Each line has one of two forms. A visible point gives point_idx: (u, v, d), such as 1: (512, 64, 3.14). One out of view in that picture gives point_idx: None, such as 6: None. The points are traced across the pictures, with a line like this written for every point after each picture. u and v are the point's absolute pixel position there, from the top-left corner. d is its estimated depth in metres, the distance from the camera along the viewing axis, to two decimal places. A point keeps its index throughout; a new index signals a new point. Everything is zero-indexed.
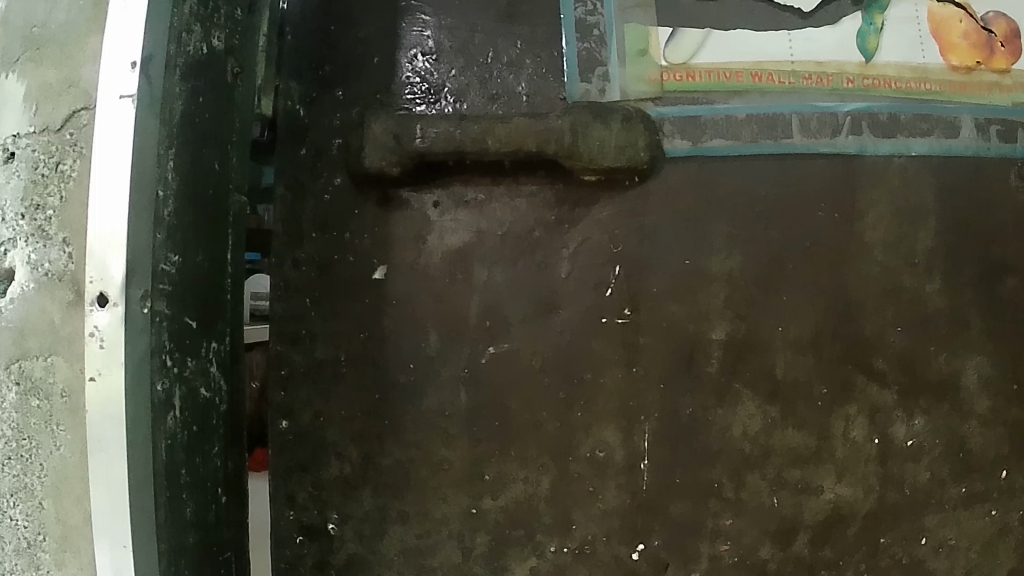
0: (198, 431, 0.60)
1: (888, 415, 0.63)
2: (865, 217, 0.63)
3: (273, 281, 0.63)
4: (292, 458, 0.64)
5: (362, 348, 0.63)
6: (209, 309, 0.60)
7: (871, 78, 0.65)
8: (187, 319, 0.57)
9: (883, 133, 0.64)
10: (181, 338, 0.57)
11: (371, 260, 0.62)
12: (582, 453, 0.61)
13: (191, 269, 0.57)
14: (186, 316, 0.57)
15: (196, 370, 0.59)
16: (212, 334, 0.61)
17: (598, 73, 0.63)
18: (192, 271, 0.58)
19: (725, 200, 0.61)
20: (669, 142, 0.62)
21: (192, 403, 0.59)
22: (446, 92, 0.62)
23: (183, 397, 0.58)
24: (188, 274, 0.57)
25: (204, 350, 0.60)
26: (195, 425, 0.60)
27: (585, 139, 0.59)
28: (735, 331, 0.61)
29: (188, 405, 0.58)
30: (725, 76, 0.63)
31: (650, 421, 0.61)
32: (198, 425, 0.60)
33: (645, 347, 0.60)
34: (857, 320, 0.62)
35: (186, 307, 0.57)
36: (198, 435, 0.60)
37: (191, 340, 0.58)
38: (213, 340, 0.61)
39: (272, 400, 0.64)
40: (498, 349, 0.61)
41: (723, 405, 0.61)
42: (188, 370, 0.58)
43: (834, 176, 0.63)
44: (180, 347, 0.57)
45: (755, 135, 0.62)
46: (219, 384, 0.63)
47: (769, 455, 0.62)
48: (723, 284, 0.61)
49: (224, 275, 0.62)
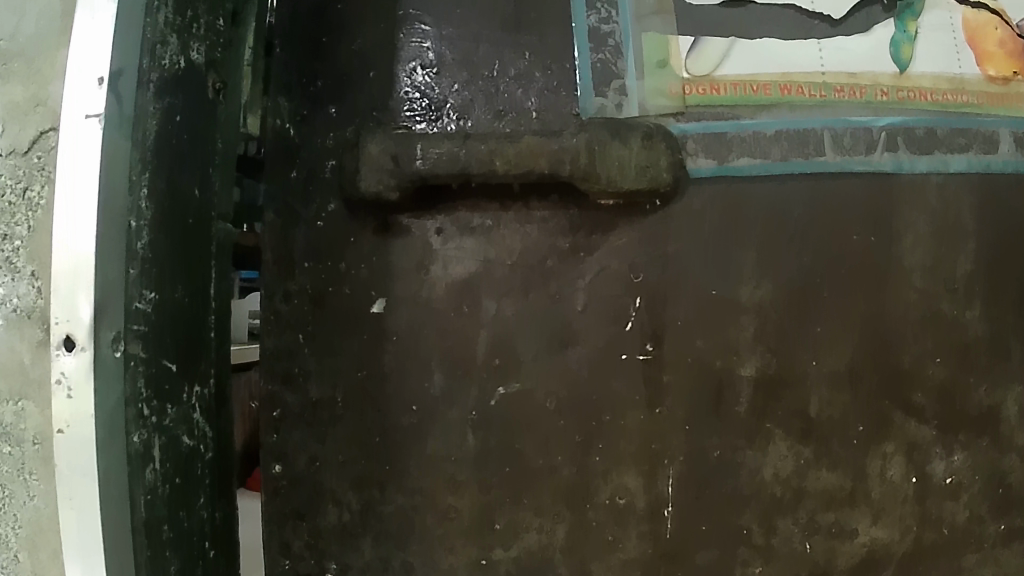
0: (182, 483, 0.55)
1: (926, 452, 0.59)
2: (903, 240, 0.58)
3: (263, 315, 0.58)
4: (287, 505, 0.58)
5: (360, 389, 0.57)
6: (190, 350, 0.55)
7: (906, 90, 0.60)
8: (167, 362, 0.52)
9: (919, 149, 0.59)
10: (161, 383, 0.51)
11: (369, 292, 0.57)
12: (601, 500, 0.56)
13: (170, 308, 0.52)
14: (164, 358, 0.52)
15: (177, 418, 0.54)
16: (194, 377, 0.56)
17: (614, 86, 0.58)
18: (171, 308, 0.52)
19: (754, 224, 0.57)
20: (693, 161, 0.57)
21: (174, 453, 0.54)
22: (449, 109, 0.57)
23: (163, 447, 0.52)
24: (166, 313, 0.51)
25: (186, 395, 0.55)
26: (177, 476, 0.54)
27: (602, 160, 0.53)
28: (767, 367, 0.56)
29: (168, 456, 0.53)
30: (752, 89, 0.58)
31: (674, 465, 0.56)
32: (181, 477, 0.55)
33: (669, 385, 0.56)
34: (894, 351, 0.58)
35: (165, 349, 0.52)
36: (181, 486, 0.55)
37: (171, 385, 0.53)
38: (195, 384, 0.56)
39: (263, 444, 0.58)
40: (509, 390, 0.56)
41: (753, 446, 0.56)
42: (168, 418, 0.53)
43: (870, 195, 0.58)
44: (160, 393, 0.51)
45: (785, 152, 0.58)
46: (203, 430, 0.57)
47: (802, 499, 0.57)
48: (753, 316, 0.56)
49: (207, 311, 0.57)
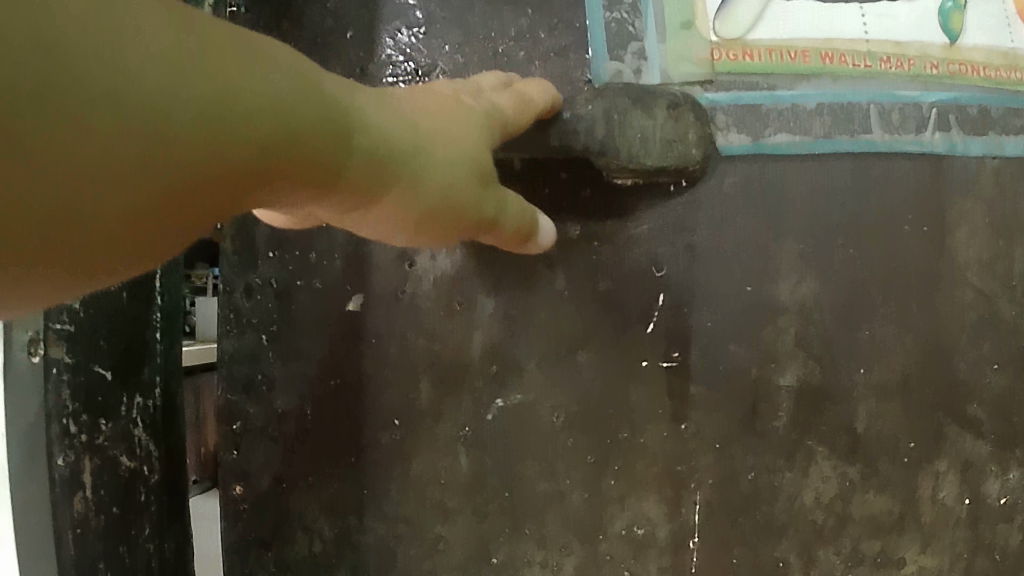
0: (121, 513, 0.44)
1: (981, 470, 0.50)
2: (957, 233, 0.50)
3: (221, 312, 0.52)
4: (249, 533, 0.53)
5: (334, 399, 0.51)
6: (131, 353, 0.44)
7: (956, 64, 0.52)
8: (96, 368, 0.42)
9: (973, 129, 0.51)
10: (89, 394, 0.42)
11: (343, 287, 0.51)
12: (615, 531, 0.49)
13: (100, 298, 0.42)
14: (98, 364, 0.42)
15: (113, 436, 0.43)
16: (136, 386, 0.44)
17: (631, 49, 0.50)
18: (105, 304, 0.42)
19: (790, 211, 0.49)
20: (723, 136, 0.49)
21: (109, 479, 0.43)
22: (438, 74, 0.50)
23: (96, 473, 0.42)
24: (92, 304, 0.41)
25: (125, 409, 0.44)
26: (115, 505, 0.43)
27: (622, 131, 0.46)
28: (810, 375, 0.48)
29: (102, 483, 0.43)
30: (789, 56, 0.50)
31: (701, 490, 0.48)
32: (121, 509, 0.44)
33: (696, 398, 0.48)
34: (947, 355, 0.50)
35: (100, 353, 0.42)
36: (121, 518, 0.44)
37: (103, 394, 0.42)
38: (136, 395, 0.44)
39: (223, 461, 0.53)
40: (507, 402, 0.49)
41: (792, 467, 0.48)
42: (103, 434, 0.42)
43: (920, 180, 0.50)
44: (89, 406, 0.42)
45: (828, 129, 0.50)
46: (148, 451, 0.45)
47: (845, 525, 0.49)
48: (793, 317, 0.48)
49: (150, 309, 0.45)
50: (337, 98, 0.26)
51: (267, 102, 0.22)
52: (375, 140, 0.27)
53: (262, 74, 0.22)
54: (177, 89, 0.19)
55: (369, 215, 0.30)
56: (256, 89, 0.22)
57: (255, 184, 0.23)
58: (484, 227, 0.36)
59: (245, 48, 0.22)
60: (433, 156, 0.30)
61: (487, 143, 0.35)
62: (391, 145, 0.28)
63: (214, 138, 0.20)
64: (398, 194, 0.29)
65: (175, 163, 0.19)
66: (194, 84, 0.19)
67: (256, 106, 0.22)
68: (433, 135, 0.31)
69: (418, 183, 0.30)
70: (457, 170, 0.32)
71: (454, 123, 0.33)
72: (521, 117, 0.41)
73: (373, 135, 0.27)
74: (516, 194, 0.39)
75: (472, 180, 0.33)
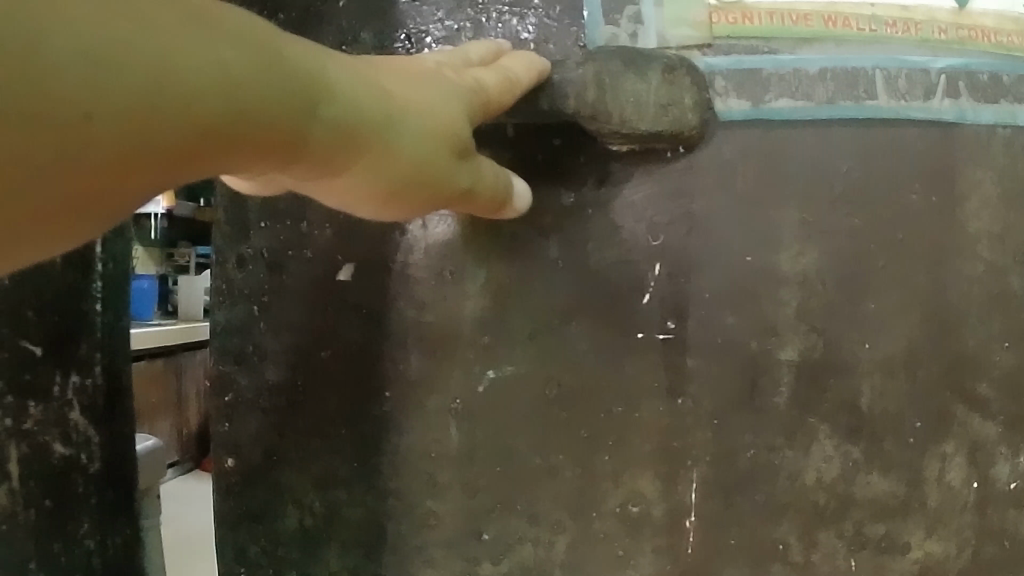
0: (54, 504, 0.50)
1: (990, 453, 0.47)
2: (967, 204, 0.48)
3: (214, 284, 0.52)
4: (242, 507, 0.52)
5: (326, 369, 0.50)
6: (63, 340, 0.50)
7: (966, 30, 0.50)
8: (28, 347, 0.48)
9: (985, 96, 0.49)
10: (18, 375, 0.48)
11: (334, 257, 0.50)
12: (609, 508, 0.47)
13: (33, 273, 0.48)
14: (29, 346, 0.48)
15: (44, 422, 0.49)
16: (69, 367, 0.50)
17: (628, 13, 0.49)
18: (45, 289, 0.49)
19: (793, 179, 0.48)
20: (722, 102, 0.48)
21: (37, 464, 0.49)
22: (429, 42, 0.49)
23: (25, 458, 0.49)
24: (34, 288, 0.48)
25: (59, 389, 0.50)
26: (48, 496, 0.50)
27: (614, 95, 0.46)
28: (812, 350, 0.46)
29: (31, 468, 0.49)
30: (791, 19, 0.49)
31: (699, 467, 0.46)
32: (54, 502, 0.50)
33: (693, 372, 0.46)
34: (956, 330, 0.47)
35: (32, 335, 0.48)
36: (54, 508, 0.50)
37: (31, 377, 0.49)
38: (71, 372, 0.50)
39: (214, 433, 0.52)
40: (498, 374, 0.48)
41: (793, 445, 0.46)
42: (30, 417, 0.49)
43: (928, 148, 0.49)
44: (18, 387, 0.48)
45: (831, 94, 0.48)
46: (85, 438, 0.51)
47: (847, 508, 0.46)
48: (795, 289, 0.47)
49: (88, 297, 0.50)
50: (294, 69, 0.27)
51: (201, 82, 0.23)
52: (338, 110, 0.29)
53: (203, 56, 0.23)
54: (99, 79, 0.21)
55: (335, 182, 0.31)
56: (188, 70, 0.23)
57: (200, 156, 0.25)
58: (453, 197, 0.37)
59: (174, 28, 0.23)
60: (400, 124, 0.31)
61: (462, 117, 0.35)
62: (354, 113, 0.29)
63: (142, 120, 0.22)
64: (364, 163, 0.31)
65: (105, 147, 0.21)
66: (123, 76, 0.21)
67: (187, 85, 0.23)
68: (400, 106, 0.32)
69: (383, 153, 0.31)
70: (422, 142, 0.32)
71: (428, 92, 0.34)
72: (503, 98, 0.41)
73: (334, 105, 0.29)
74: (490, 162, 0.40)
75: (442, 148, 0.33)
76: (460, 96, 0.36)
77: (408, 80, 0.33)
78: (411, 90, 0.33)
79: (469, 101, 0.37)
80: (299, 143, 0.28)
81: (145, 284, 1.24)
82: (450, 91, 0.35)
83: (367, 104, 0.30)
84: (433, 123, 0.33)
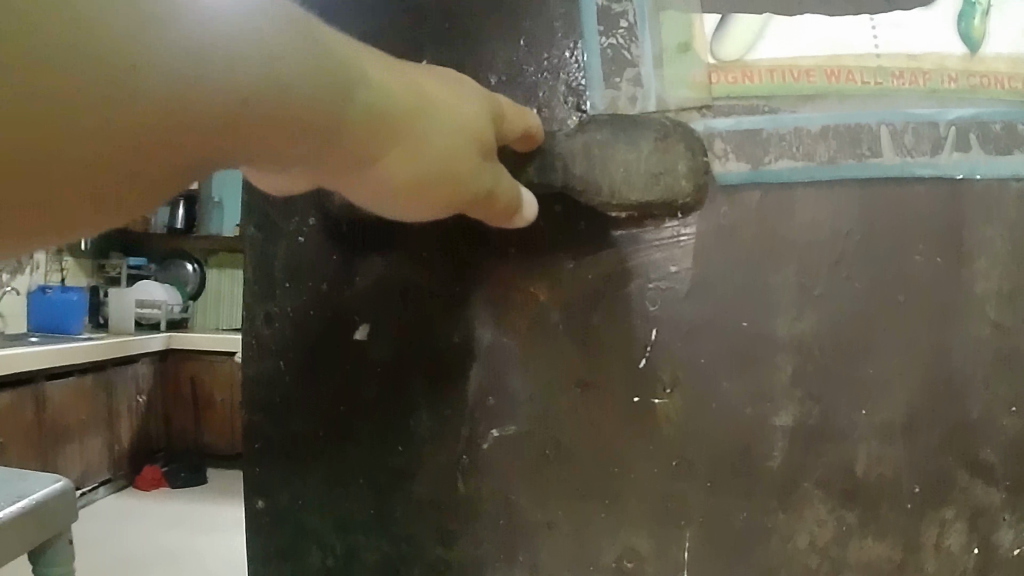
0: None
1: (992, 519, 0.47)
2: (976, 262, 0.47)
3: (246, 338, 0.56)
4: (271, 545, 0.56)
5: (343, 421, 0.54)
6: None
7: (977, 77, 0.47)
8: None
9: (998, 148, 0.47)
10: None
11: (352, 318, 0.53)
12: (606, 563, 0.49)
13: None
14: None
15: None
16: None
17: (627, 75, 0.49)
18: None
19: (792, 243, 0.48)
20: (721, 165, 0.48)
21: None
22: None
23: None
24: None
25: None
26: None
27: (604, 168, 0.49)
28: (807, 416, 0.47)
29: None
30: (792, 75, 0.48)
31: (692, 528, 0.48)
32: None
33: (687, 436, 0.48)
34: (959, 394, 0.47)
35: None
36: None
37: None
38: None
39: (247, 477, 0.57)
40: (501, 433, 0.50)
41: (786, 509, 0.47)
42: None
43: (935, 207, 0.47)
44: None
45: (833, 154, 0.48)
46: None
47: (840, 572, 0.47)
48: (791, 356, 0.47)
49: None
50: (334, 59, 0.31)
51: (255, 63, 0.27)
52: (370, 96, 0.32)
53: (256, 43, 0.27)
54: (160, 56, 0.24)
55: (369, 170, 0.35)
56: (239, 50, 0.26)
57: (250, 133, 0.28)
58: (477, 197, 0.40)
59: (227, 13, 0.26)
60: (425, 118, 0.35)
61: (486, 122, 0.40)
62: (384, 102, 0.33)
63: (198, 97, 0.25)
64: (395, 152, 0.34)
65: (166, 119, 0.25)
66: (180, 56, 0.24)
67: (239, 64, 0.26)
68: (423, 101, 0.35)
69: (412, 142, 0.35)
70: (444, 138, 0.36)
71: (448, 95, 0.38)
72: (515, 120, 0.44)
73: (368, 93, 0.32)
74: (510, 174, 0.44)
75: (463, 145, 0.37)
76: (475, 99, 0.40)
77: (427, 81, 0.37)
78: (432, 90, 0.37)
79: (483, 103, 0.41)
80: (337, 124, 0.31)
81: (76, 300, 1.73)
82: (466, 96, 0.39)
83: (395, 94, 0.34)
84: (451, 120, 0.37)
